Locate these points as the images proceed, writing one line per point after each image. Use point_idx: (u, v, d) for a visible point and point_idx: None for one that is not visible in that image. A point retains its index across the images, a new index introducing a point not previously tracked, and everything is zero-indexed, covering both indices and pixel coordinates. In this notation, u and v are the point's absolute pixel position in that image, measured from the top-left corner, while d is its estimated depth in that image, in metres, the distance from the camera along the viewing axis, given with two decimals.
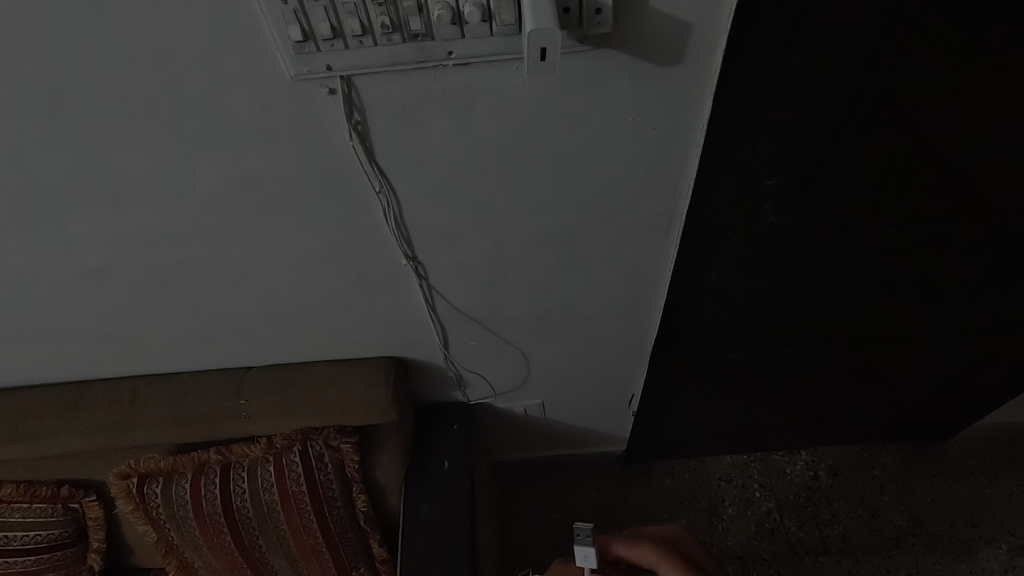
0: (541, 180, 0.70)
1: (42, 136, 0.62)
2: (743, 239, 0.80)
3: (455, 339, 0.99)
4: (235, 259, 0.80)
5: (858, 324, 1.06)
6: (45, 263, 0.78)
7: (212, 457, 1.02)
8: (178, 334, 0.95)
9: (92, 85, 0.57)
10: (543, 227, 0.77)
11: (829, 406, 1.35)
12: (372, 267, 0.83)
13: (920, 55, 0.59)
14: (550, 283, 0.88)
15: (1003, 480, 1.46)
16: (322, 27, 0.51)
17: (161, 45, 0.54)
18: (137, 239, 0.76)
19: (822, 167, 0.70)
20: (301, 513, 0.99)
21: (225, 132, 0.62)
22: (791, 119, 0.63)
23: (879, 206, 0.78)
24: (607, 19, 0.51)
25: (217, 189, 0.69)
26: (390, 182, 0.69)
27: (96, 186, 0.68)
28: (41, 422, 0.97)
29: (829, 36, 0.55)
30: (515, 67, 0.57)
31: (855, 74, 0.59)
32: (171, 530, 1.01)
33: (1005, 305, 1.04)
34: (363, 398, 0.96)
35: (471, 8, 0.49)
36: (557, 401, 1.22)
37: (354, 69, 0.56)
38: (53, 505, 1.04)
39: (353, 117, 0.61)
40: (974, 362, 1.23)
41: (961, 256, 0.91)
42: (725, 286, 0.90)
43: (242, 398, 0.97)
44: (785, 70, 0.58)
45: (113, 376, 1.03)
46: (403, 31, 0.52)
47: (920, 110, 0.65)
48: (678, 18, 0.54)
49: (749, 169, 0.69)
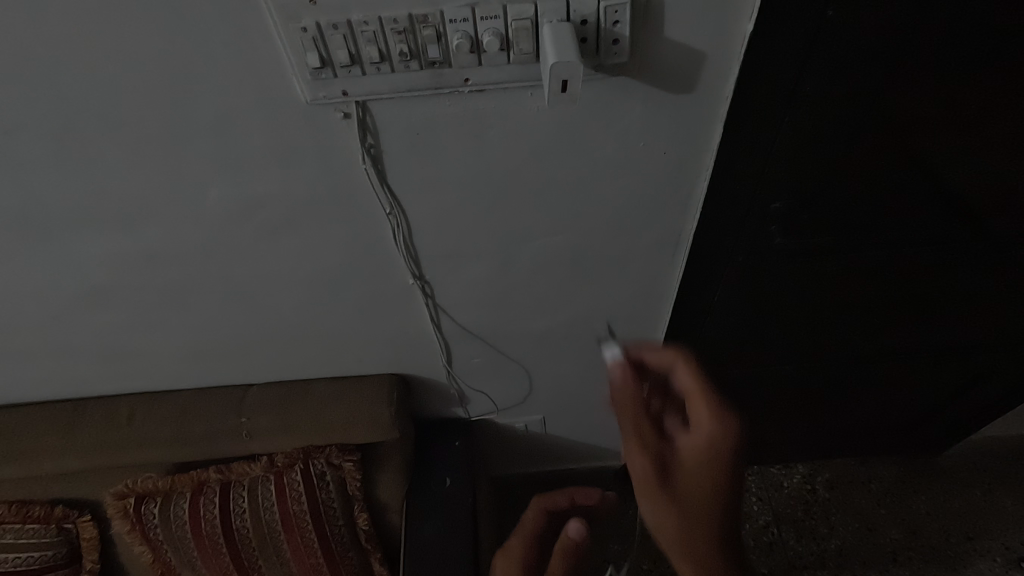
0: (551, 202, 0.70)
1: (52, 157, 0.61)
2: (748, 260, 0.81)
3: (458, 356, 0.99)
4: (241, 277, 0.79)
5: (857, 340, 1.07)
6: (48, 282, 0.77)
7: (211, 476, 1.01)
8: (179, 352, 0.93)
9: (106, 108, 0.57)
10: (551, 247, 0.77)
11: (826, 420, 1.36)
12: (377, 286, 0.83)
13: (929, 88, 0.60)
14: (554, 303, 0.88)
15: (996, 493, 1.48)
16: (340, 54, 0.51)
17: (177, 70, 0.54)
18: (141, 258, 0.75)
19: (827, 191, 0.71)
20: (302, 532, 0.98)
21: (238, 153, 0.62)
22: (799, 146, 0.64)
23: (881, 227, 0.79)
24: (624, 49, 0.52)
25: (226, 210, 0.69)
26: (400, 203, 0.69)
27: (103, 207, 0.67)
28: (36, 441, 0.96)
29: (839, 67, 0.56)
30: (529, 93, 0.57)
31: (861, 103, 0.60)
32: (169, 551, 1.00)
33: (999, 323, 1.06)
34: (365, 415, 0.95)
35: (490, 38, 0.50)
36: (558, 416, 1.22)
37: (370, 95, 0.56)
38: (46, 525, 1.02)
39: (366, 141, 0.61)
40: (970, 377, 1.24)
41: (958, 276, 0.92)
42: (727, 304, 0.91)
43: (243, 416, 0.96)
44: (795, 99, 0.59)
45: (110, 394, 1.02)
46: (420, 58, 0.52)
47: (926, 139, 0.66)
48: (691, 49, 0.55)
49: (755, 194, 0.70)
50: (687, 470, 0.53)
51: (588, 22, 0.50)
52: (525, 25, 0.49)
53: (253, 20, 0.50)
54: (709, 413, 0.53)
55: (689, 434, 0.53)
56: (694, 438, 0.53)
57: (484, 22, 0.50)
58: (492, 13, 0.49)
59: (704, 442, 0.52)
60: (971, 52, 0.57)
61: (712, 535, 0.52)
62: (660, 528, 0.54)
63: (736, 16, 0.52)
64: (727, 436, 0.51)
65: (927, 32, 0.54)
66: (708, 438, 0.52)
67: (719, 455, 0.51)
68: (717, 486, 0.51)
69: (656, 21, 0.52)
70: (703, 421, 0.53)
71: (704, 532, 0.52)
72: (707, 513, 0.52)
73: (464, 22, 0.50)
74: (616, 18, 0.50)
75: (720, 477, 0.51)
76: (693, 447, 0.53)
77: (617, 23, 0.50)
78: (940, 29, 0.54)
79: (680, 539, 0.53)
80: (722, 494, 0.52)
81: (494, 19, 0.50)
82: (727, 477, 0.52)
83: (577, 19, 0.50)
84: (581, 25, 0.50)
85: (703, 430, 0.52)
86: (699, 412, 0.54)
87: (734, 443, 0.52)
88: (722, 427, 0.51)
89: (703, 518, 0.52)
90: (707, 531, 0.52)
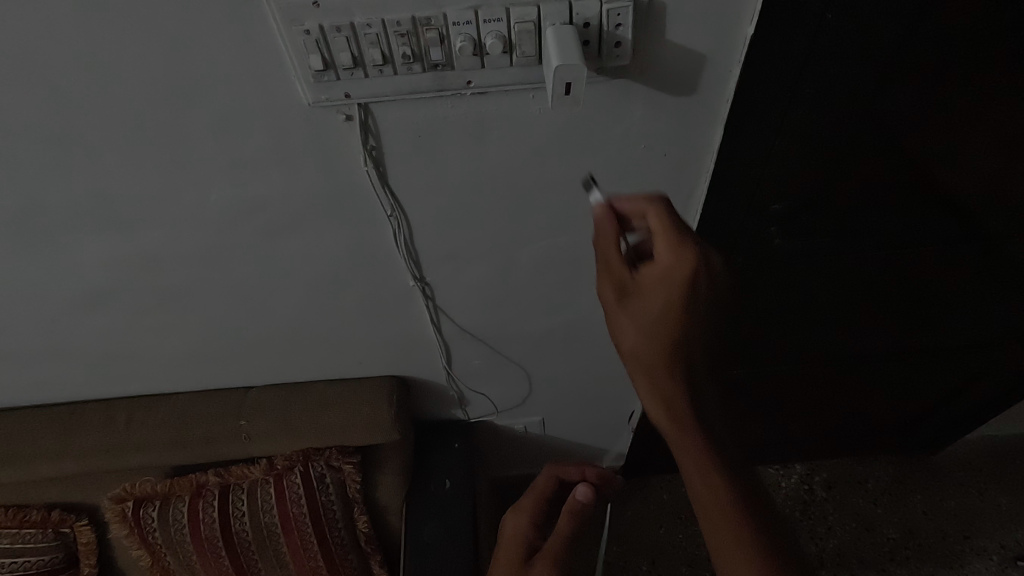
0: (552, 204, 0.71)
1: (51, 160, 0.61)
2: (747, 261, 0.81)
3: (458, 358, 0.99)
4: (240, 279, 0.79)
5: (854, 341, 1.08)
6: (46, 285, 0.77)
7: (210, 479, 1.01)
8: (178, 354, 0.93)
9: (106, 110, 0.57)
10: (552, 249, 0.78)
11: (823, 420, 1.37)
12: (377, 288, 0.83)
13: (928, 91, 0.60)
14: (554, 304, 0.88)
15: (992, 492, 1.49)
16: (342, 57, 0.51)
17: (178, 72, 0.54)
18: (141, 260, 0.75)
19: (826, 192, 0.72)
20: (301, 535, 0.97)
21: (239, 155, 0.62)
22: (798, 148, 0.64)
23: (879, 229, 0.80)
24: (627, 52, 0.52)
25: (225, 212, 0.69)
26: (401, 205, 0.69)
27: (103, 209, 0.67)
28: (33, 446, 0.95)
29: (837, 70, 0.56)
30: (531, 96, 0.58)
31: (860, 105, 0.61)
32: (167, 554, 0.99)
33: (994, 323, 1.07)
34: (366, 417, 0.95)
35: (493, 40, 0.50)
36: (557, 418, 1.22)
37: (372, 97, 0.56)
38: (43, 529, 1.01)
39: (368, 143, 0.61)
40: (966, 376, 1.25)
41: (955, 277, 0.93)
42: (726, 305, 0.91)
43: (242, 419, 0.96)
44: (795, 101, 0.59)
45: (108, 397, 1.01)
46: (423, 60, 0.52)
47: (926, 142, 0.67)
48: (693, 51, 0.55)
49: (755, 195, 0.70)
50: (655, 294, 0.52)
51: (590, 24, 0.50)
52: (528, 28, 0.49)
53: (255, 22, 0.50)
54: (678, 239, 0.52)
55: (656, 257, 0.53)
56: (662, 260, 0.52)
57: (487, 25, 0.50)
58: (495, 16, 0.49)
59: (671, 263, 0.51)
60: (972, 56, 0.57)
61: (677, 361, 0.51)
62: (629, 353, 0.53)
63: (737, 20, 0.53)
64: (694, 259, 0.51)
65: (925, 35, 0.55)
66: (675, 260, 0.51)
67: (685, 275, 0.51)
68: (683, 309, 0.51)
69: (658, 24, 0.53)
70: (667, 247, 0.52)
71: (668, 357, 0.51)
72: (673, 336, 0.51)
73: (468, 24, 0.50)
74: (618, 21, 0.50)
75: (686, 299, 0.51)
76: (661, 270, 0.52)
77: (619, 26, 0.50)
78: (939, 33, 0.55)
79: (644, 364, 0.52)
80: (689, 317, 0.51)
81: (497, 21, 0.50)
82: (693, 300, 0.51)
83: (579, 22, 0.50)
84: (583, 27, 0.50)
85: (671, 253, 0.52)
86: (667, 237, 0.52)
87: (705, 267, 0.51)
88: (688, 250, 0.51)
89: (668, 342, 0.51)
90: (670, 354, 0.51)
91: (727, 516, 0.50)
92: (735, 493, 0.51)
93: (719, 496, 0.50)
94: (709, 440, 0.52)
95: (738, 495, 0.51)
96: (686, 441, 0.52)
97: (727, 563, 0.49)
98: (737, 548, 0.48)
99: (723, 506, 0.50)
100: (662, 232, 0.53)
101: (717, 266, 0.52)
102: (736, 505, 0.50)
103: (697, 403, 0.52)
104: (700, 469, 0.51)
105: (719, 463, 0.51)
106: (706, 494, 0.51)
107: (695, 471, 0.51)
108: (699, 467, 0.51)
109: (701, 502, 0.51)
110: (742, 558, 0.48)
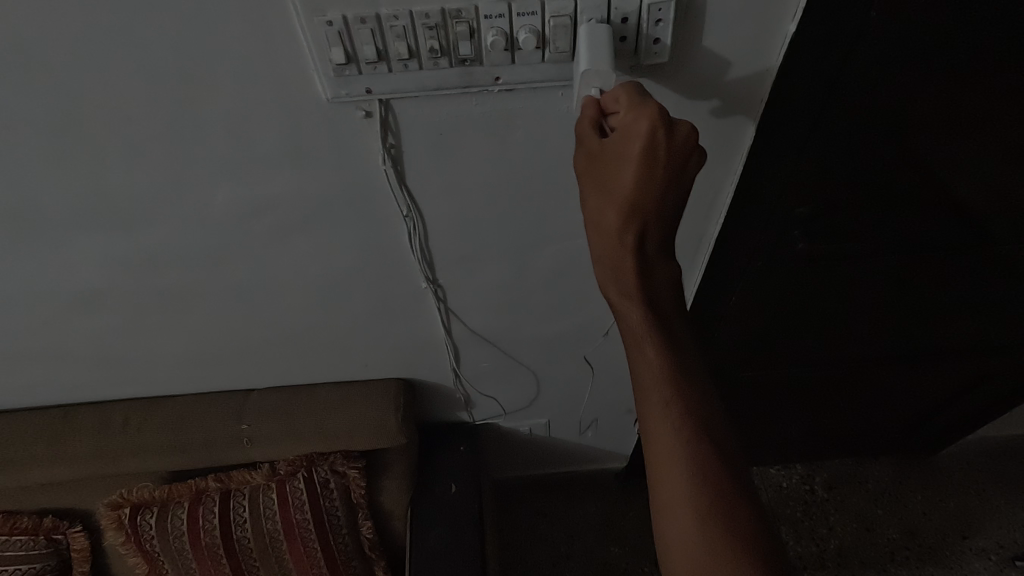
0: (572, 206, 0.69)
1: (50, 156, 0.58)
2: (766, 263, 0.80)
3: (467, 361, 0.97)
4: (249, 280, 0.76)
5: (866, 344, 1.07)
6: (40, 284, 0.73)
7: (210, 485, 0.98)
8: (178, 356, 0.90)
9: (108, 102, 0.53)
10: (570, 251, 0.76)
11: (827, 421, 1.36)
12: (388, 290, 0.80)
13: (972, 104, 0.58)
14: (568, 307, 0.87)
15: (989, 493, 1.50)
16: (366, 51, 0.49)
17: (191, 64, 0.51)
18: (142, 260, 0.72)
19: (853, 195, 0.70)
20: (304, 541, 0.95)
21: (250, 153, 0.59)
22: (828, 150, 0.63)
23: (904, 235, 0.78)
24: (665, 49, 0.50)
25: (233, 212, 0.66)
26: (418, 205, 0.67)
27: (105, 207, 0.64)
28: (25, 450, 0.91)
29: (874, 71, 0.54)
30: (561, 94, 0.55)
31: (891, 110, 0.59)
32: (164, 562, 0.96)
33: (1005, 328, 1.07)
34: (373, 420, 0.93)
35: (527, 35, 0.48)
36: (563, 420, 1.20)
37: (395, 93, 0.53)
38: (35, 537, 0.98)
39: (387, 140, 0.59)
40: (973, 379, 1.25)
41: (972, 283, 0.92)
42: (740, 308, 0.90)
43: (244, 423, 0.93)
44: (830, 101, 0.57)
45: (102, 400, 0.98)
46: (451, 55, 0.50)
47: (958, 156, 0.66)
48: (730, 50, 0.53)
49: (780, 197, 0.69)
50: (616, 163, 0.45)
51: (629, 20, 0.49)
52: (564, 22, 0.47)
53: (273, 11, 0.47)
54: (642, 102, 0.44)
55: (618, 120, 0.45)
56: (620, 124, 0.45)
57: (520, 19, 0.48)
58: (529, 9, 0.47)
59: (629, 127, 0.44)
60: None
61: (631, 237, 0.47)
62: (590, 225, 0.49)
63: (779, 18, 0.51)
64: (653, 122, 0.43)
65: (979, 42, 0.52)
66: (635, 122, 0.44)
67: (642, 141, 0.43)
68: (640, 180, 0.44)
69: (696, 22, 0.51)
70: (629, 111, 0.44)
71: (622, 230, 0.47)
72: (627, 210, 0.46)
73: (500, 17, 0.47)
74: (658, 17, 0.48)
75: (642, 169, 0.44)
76: (620, 135, 0.45)
77: (659, 22, 0.49)
78: (994, 44, 0.53)
79: (599, 236, 0.48)
80: (650, 191, 0.45)
81: (531, 15, 0.48)
82: (653, 173, 0.44)
83: (618, 17, 0.48)
84: (621, 23, 0.49)
85: (632, 114, 0.44)
86: (631, 99, 0.45)
87: (668, 132, 0.43)
88: (648, 110, 0.43)
89: (621, 214, 0.46)
90: (624, 229, 0.47)
91: (659, 389, 0.49)
92: (671, 371, 0.49)
93: (654, 370, 0.49)
94: (652, 313, 0.49)
95: (674, 373, 0.49)
96: (628, 314, 0.49)
97: (650, 431, 0.49)
98: (664, 421, 0.48)
99: (657, 380, 0.49)
100: (626, 96, 0.45)
101: (684, 131, 0.44)
102: (671, 379, 0.49)
103: (649, 280, 0.49)
104: (637, 340, 0.49)
105: (658, 337, 0.49)
106: (641, 366, 0.49)
107: (632, 341, 0.50)
108: (637, 337, 0.49)
109: (638, 374, 0.50)
110: (669, 433, 0.48)
